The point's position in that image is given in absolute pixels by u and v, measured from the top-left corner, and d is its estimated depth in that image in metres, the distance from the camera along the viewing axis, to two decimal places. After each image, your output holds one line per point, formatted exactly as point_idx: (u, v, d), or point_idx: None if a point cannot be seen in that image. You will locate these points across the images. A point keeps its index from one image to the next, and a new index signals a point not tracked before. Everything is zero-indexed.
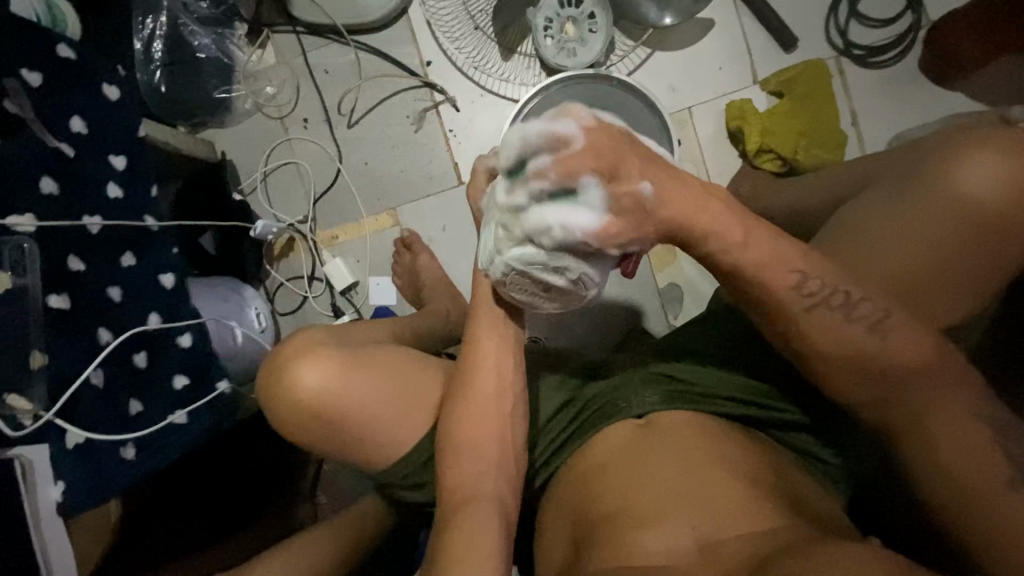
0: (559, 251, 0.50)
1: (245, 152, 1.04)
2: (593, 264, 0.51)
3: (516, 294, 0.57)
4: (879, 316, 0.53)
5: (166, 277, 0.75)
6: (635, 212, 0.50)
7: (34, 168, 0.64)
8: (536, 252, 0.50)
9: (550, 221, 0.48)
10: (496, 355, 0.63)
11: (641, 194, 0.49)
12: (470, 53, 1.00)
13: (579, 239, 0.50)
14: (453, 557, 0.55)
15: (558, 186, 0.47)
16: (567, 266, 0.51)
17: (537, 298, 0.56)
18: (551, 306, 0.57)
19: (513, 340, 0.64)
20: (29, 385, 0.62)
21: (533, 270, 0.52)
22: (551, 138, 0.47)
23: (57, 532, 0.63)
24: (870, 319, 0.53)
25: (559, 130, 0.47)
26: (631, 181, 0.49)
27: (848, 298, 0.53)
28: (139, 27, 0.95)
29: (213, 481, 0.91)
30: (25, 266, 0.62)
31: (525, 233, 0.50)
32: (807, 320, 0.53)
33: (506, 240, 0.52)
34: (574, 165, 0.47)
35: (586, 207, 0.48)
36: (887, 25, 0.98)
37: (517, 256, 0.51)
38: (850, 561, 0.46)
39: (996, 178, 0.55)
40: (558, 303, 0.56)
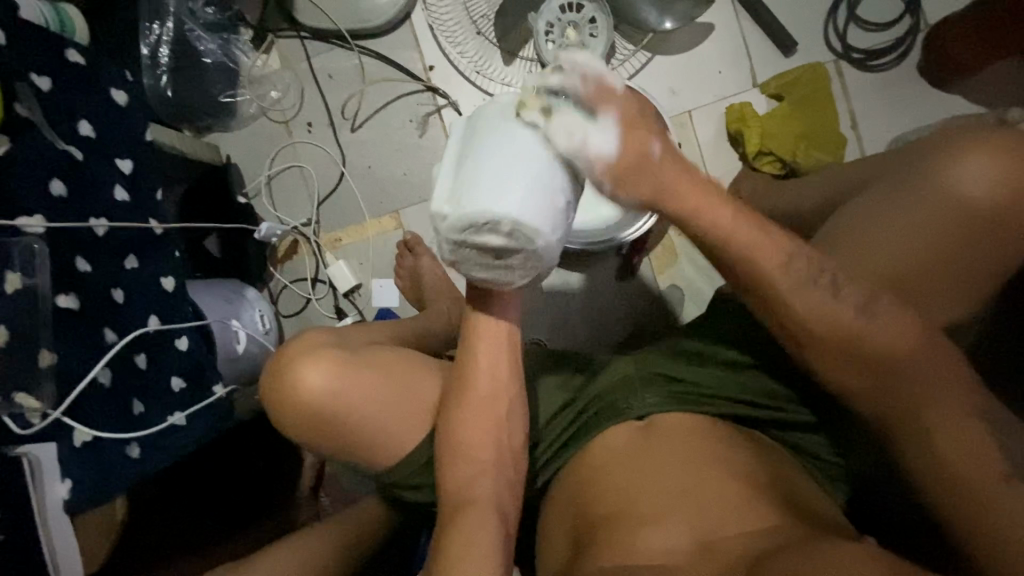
0: (484, 199, 0.49)
1: (250, 157, 1.05)
2: (527, 211, 0.49)
3: (480, 274, 0.54)
4: (866, 299, 0.55)
5: (167, 279, 0.75)
6: (635, 164, 0.53)
7: (43, 171, 0.65)
8: (463, 212, 0.50)
9: (562, 127, 0.51)
10: (492, 354, 0.64)
11: (647, 151, 0.53)
12: (472, 57, 1.01)
13: (506, 182, 0.49)
14: (451, 555, 0.56)
15: (585, 101, 0.52)
16: (497, 218, 0.49)
17: (500, 270, 0.54)
18: (520, 278, 0.55)
19: (508, 343, 0.64)
20: (37, 384, 0.63)
21: (468, 238, 0.51)
22: (585, 72, 0.53)
23: (62, 531, 0.64)
24: (858, 303, 0.55)
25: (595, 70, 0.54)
26: (643, 137, 0.53)
27: (834, 281, 0.56)
28: (146, 33, 0.97)
29: (214, 485, 0.92)
30: (35, 267, 0.63)
31: (456, 191, 0.51)
32: (795, 301, 0.55)
33: (436, 217, 0.52)
34: (602, 95, 0.52)
35: (603, 130, 0.51)
36: (885, 29, 0.99)
37: (450, 228, 0.51)
38: (844, 559, 0.47)
39: (990, 179, 0.56)
40: (521, 268, 0.53)
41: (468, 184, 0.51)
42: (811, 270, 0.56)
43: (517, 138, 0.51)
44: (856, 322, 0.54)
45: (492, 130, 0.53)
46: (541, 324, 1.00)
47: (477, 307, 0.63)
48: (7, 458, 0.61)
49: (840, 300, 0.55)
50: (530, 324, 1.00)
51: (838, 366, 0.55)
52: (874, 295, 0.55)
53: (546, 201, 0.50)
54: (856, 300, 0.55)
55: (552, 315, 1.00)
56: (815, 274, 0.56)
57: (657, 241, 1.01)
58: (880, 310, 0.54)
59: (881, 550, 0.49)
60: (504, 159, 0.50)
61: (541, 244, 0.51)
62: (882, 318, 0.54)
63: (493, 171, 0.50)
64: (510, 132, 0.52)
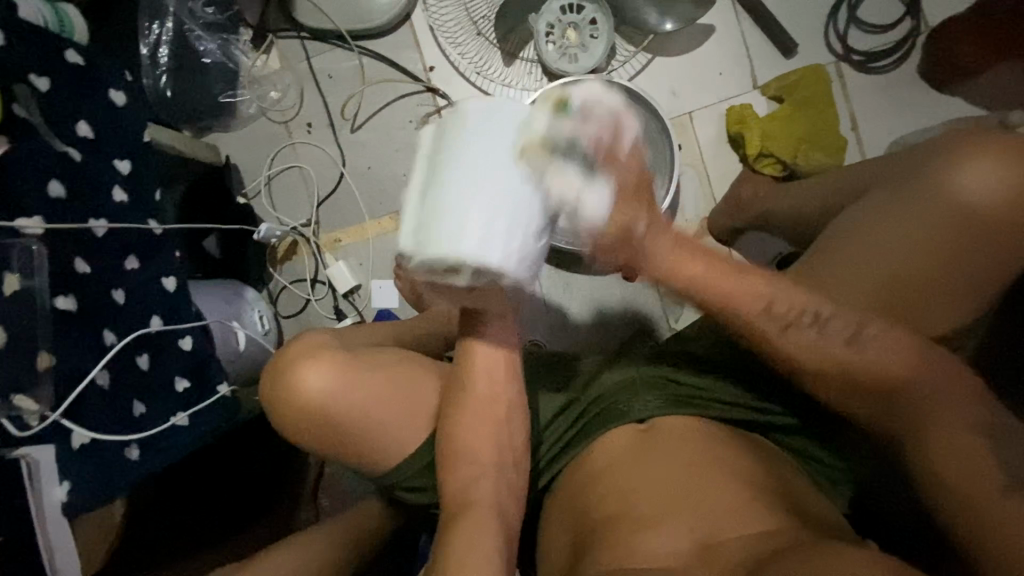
0: (445, 245, 0.50)
1: (250, 157, 1.04)
2: (488, 253, 0.50)
3: (455, 293, 0.57)
4: (852, 330, 0.56)
5: (168, 279, 0.76)
6: (617, 236, 0.56)
7: (38, 171, 0.64)
8: (426, 255, 0.51)
9: (563, 187, 0.52)
10: (487, 362, 0.64)
11: (634, 228, 0.56)
12: (473, 58, 1.01)
13: (468, 221, 0.50)
14: (451, 557, 0.56)
15: (589, 164, 0.53)
16: (461, 262, 0.50)
17: (474, 291, 0.56)
18: (496, 294, 0.58)
19: (503, 348, 0.65)
20: (36, 386, 0.62)
21: (436, 276, 0.53)
22: (606, 124, 0.54)
23: (61, 535, 0.63)
24: (844, 335, 0.56)
25: (614, 122, 0.54)
26: (633, 215, 0.56)
27: (818, 316, 0.57)
28: (146, 32, 0.98)
29: (210, 484, 0.91)
30: (34, 269, 0.63)
31: (419, 233, 0.52)
32: (784, 342, 0.58)
33: (406, 251, 0.53)
34: (612, 167, 0.53)
35: (598, 198, 0.53)
36: (887, 31, 0.99)
37: (419, 265, 0.53)
38: (846, 564, 0.47)
39: (992, 183, 0.56)
40: (495, 290, 0.55)
41: (432, 222, 0.51)
42: (794, 310, 0.58)
43: (479, 186, 0.50)
44: (841, 354, 0.56)
45: (453, 169, 0.51)
46: (541, 326, 1.00)
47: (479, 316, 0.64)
48: (6, 462, 0.60)
49: (828, 322, 0.57)
50: (530, 325, 1.00)
51: (835, 371, 0.57)
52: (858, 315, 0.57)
53: (512, 248, 0.50)
54: (841, 333, 0.57)
55: (552, 317, 1.00)
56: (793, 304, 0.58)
57: None
58: (869, 337, 0.56)
59: (883, 554, 0.49)
60: (466, 208, 0.50)
61: (509, 280, 0.52)
62: (870, 349, 0.56)
63: (456, 210, 0.50)
64: (479, 191, 0.50)
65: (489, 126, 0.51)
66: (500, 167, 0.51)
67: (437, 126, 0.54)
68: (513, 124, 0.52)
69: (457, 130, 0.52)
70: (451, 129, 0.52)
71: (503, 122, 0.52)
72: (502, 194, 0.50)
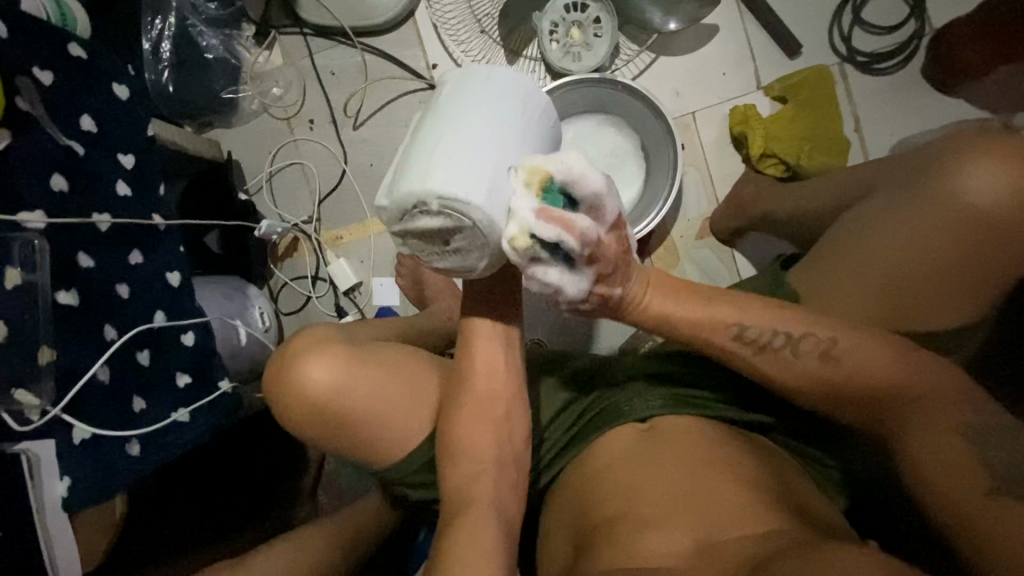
0: (411, 181, 0.49)
1: (253, 153, 1.04)
2: (451, 184, 0.48)
3: (437, 262, 0.54)
4: (825, 345, 0.56)
5: (173, 275, 0.76)
6: (595, 305, 0.56)
7: (45, 166, 0.65)
8: (395, 197, 0.50)
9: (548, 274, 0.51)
10: (486, 352, 0.64)
11: (612, 296, 0.56)
12: (475, 55, 1.01)
13: (436, 156, 0.49)
14: (451, 555, 0.55)
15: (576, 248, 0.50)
16: (425, 196, 0.49)
17: (453, 257, 0.53)
18: (482, 265, 0.53)
19: (503, 337, 0.65)
20: (37, 380, 0.62)
21: (406, 225, 0.51)
22: (590, 204, 0.50)
23: (61, 529, 0.64)
24: (818, 351, 0.56)
25: (602, 199, 0.50)
26: (612, 285, 0.55)
27: (790, 337, 0.56)
28: (149, 27, 0.96)
29: (220, 476, 0.91)
30: (35, 263, 0.62)
31: (393, 182, 0.51)
32: (759, 363, 0.57)
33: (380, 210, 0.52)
34: (599, 251, 0.51)
35: (578, 281, 0.52)
36: (892, 32, 0.99)
37: (391, 215, 0.51)
38: (849, 564, 0.47)
39: (999, 185, 0.56)
40: (474, 252, 0.52)
41: (403, 170, 0.51)
42: (768, 332, 0.57)
43: (453, 126, 0.51)
44: (818, 370, 0.56)
45: (431, 121, 0.53)
46: (542, 324, 1.00)
47: (475, 305, 0.65)
48: (7, 457, 0.61)
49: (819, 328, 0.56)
50: (530, 325, 1.00)
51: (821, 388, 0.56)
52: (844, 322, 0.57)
53: (484, 182, 0.49)
54: (814, 350, 0.56)
55: (552, 315, 1.00)
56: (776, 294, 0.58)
57: (657, 242, 1.00)
58: (846, 339, 0.56)
59: (886, 555, 0.49)
60: (438, 145, 0.50)
61: (478, 218, 0.49)
62: (844, 363, 0.55)
63: (427, 150, 0.50)
64: (451, 133, 0.50)
65: (468, 85, 0.53)
66: (476, 111, 0.52)
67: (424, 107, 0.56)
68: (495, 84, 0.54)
69: (441, 93, 0.55)
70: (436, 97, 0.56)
71: (484, 81, 0.54)
72: (476, 134, 0.50)
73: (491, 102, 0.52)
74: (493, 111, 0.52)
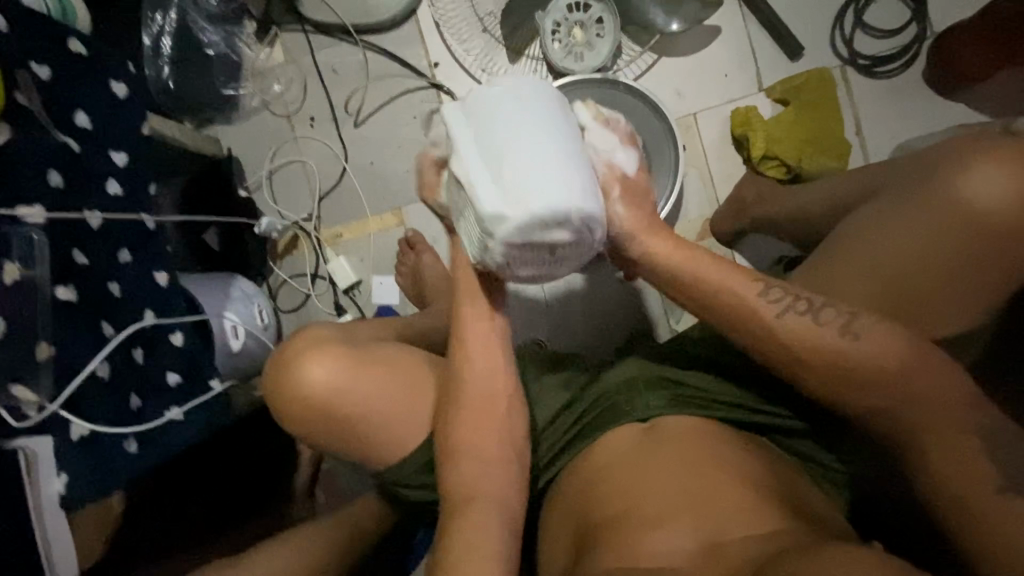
0: (546, 199, 0.52)
1: (252, 150, 1.04)
2: (584, 202, 0.54)
3: (522, 268, 0.58)
4: (845, 318, 0.56)
5: (161, 275, 0.75)
6: (635, 197, 0.64)
7: (43, 161, 0.64)
8: (528, 212, 0.52)
9: (602, 142, 0.62)
10: (480, 338, 0.65)
11: (651, 196, 0.65)
12: (477, 54, 1.01)
13: (557, 175, 0.54)
14: (452, 553, 0.55)
15: (619, 134, 0.64)
16: (567, 214, 0.53)
17: (545, 263, 0.58)
18: (562, 267, 0.60)
19: (500, 332, 0.66)
20: (35, 376, 0.61)
21: (532, 237, 0.53)
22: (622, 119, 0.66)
23: (59, 526, 0.63)
24: (838, 324, 0.56)
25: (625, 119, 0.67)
26: (648, 187, 0.65)
27: (811, 305, 0.57)
28: (149, 22, 0.96)
29: (218, 472, 0.90)
30: (34, 258, 0.62)
31: (512, 196, 0.53)
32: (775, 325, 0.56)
33: (492, 222, 0.53)
34: (632, 139, 0.65)
35: (626, 158, 0.64)
36: (893, 36, 0.99)
37: (516, 228, 0.53)
38: (855, 565, 0.47)
39: (1003, 189, 0.55)
40: (566, 258, 0.58)
41: (523, 188, 0.53)
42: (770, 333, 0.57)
43: (548, 146, 0.55)
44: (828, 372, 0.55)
45: (515, 131, 0.55)
46: (542, 324, 1.00)
47: (465, 304, 0.65)
48: (5, 454, 0.59)
49: (824, 321, 0.56)
50: (530, 325, 1.00)
51: (831, 376, 0.55)
52: (852, 316, 0.56)
53: (596, 198, 0.56)
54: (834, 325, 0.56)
55: (552, 315, 1.00)
56: (790, 303, 0.57)
57: None
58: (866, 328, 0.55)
59: (888, 556, 0.49)
60: (552, 164, 0.54)
61: (595, 230, 0.56)
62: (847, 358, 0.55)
63: (543, 169, 0.53)
64: (551, 152, 0.55)
65: (531, 102, 0.57)
66: (557, 130, 0.56)
67: (472, 117, 0.57)
68: (546, 100, 0.58)
69: (504, 102, 0.56)
70: (490, 105, 0.57)
71: (541, 98, 0.58)
72: (569, 153, 0.56)
73: (558, 117, 0.58)
74: (564, 128, 0.57)
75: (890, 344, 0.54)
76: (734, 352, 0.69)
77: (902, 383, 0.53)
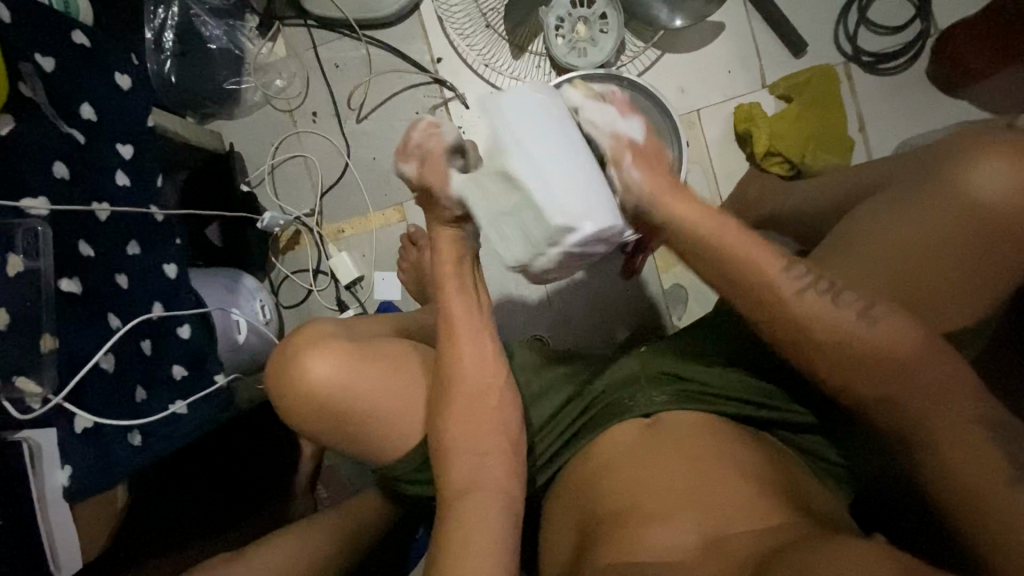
0: (608, 212, 0.55)
1: (254, 145, 1.04)
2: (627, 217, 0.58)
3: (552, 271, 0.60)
4: (863, 307, 0.56)
5: (169, 267, 0.76)
6: (648, 159, 0.62)
7: (48, 153, 0.64)
8: (598, 223, 0.54)
9: (603, 117, 0.62)
10: (473, 334, 0.65)
11: (665, 153, 0.63)
12: (480, 50, 1.01)
13: (605, 188, 0.57)
14: (453, 546, 0.56)
15: (618, 105, 0.63)
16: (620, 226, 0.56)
17: (570, 267, 0.61)
18: (574, 270, 0.64)
19: (488, 329, 0.66)
20: (39, 369, 0.61)
21: (587, 246, 0.56)
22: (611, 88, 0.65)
23: (61, 517, 0.63)
24: (857, 309, 0.56)
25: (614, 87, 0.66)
26: (660, 147, 0.63)
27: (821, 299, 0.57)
28: (151, 16, 0.95)
29: (214, 470, 0.90)
30: (39, 250, 0.61)
31: (579, 206, 0.54)
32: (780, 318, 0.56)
33: (562, 229, 0.54)
34: (631, 105, 0.63)
35: (635, 124, 0.62)
36: (897, 33, 0.99)
37: (585, 236, 0.54)
38: (859, 558, 0.47)
39: (1009, 182, 0.55)
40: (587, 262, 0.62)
41: (587, 199, 0.54)
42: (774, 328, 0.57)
43: (587, 158, 0.57)
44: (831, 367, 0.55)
45: (558, 144, 0.57)
46: (544, 320, 1.00)
47: (454, 298, 0.65)
48: (8, 444, 0.59)
49: (842, 302, 0.56)
50: (532, 321, 1.00)
51: (831, 364, 0.56)
52: (873, 302, 0.56)
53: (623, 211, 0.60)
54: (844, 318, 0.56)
55: (554, 311, 1.00)
56: (813, 280, 0.57)
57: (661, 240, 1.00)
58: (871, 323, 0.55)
59: (892, 549, 0.49)
60: (597, 176, 0.57)
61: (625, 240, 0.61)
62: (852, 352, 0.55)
63: (595, 182, 0.56)
64: (592, 163, 0.57)
65: (556, 113, 0.59)
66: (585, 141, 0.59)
67: (511, 121, 0.57)
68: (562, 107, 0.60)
69: (536, 113, 0.58)
70: (523, 112, 0.58)
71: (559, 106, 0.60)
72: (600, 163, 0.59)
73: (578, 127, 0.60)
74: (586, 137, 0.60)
75: (893, 339, 0.54)
76: (738, 348, 0.69)
77: (905, 378, 0.53)
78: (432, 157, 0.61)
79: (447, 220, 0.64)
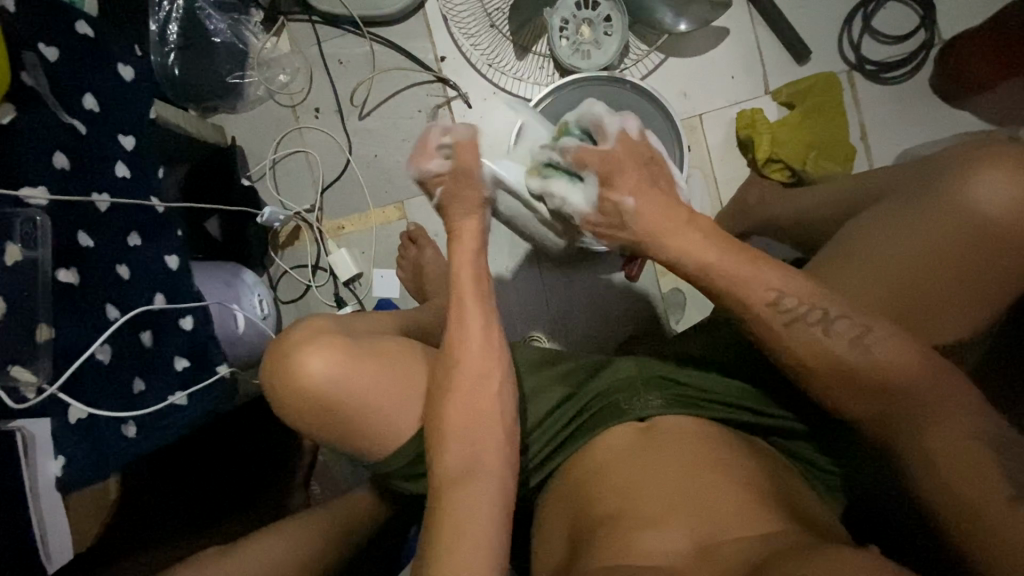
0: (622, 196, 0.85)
1: (256, 139, 1.04)
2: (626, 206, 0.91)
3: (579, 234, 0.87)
4: (858, 331, 0.55)
5: (171, 259, 0.76)
6: (609, 215, 0.67)
7: (48, 144, 0.64)
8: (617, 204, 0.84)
9: (557, 191, 0.73)
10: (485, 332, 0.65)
11: (625, 203, 0.66)
12: (484, 49, 1.01)
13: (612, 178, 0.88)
14: (446, 545, 0.55)
15: (573, 167, 0.71)
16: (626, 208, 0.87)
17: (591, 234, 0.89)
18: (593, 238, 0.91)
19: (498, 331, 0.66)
20: (35, 359, 0.61)
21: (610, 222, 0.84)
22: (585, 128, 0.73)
23: (52, 508, 0.63)
24: (848, 336, 0.56)
25: (596, 121, 0.72)
26: (619, 195, 0.67)
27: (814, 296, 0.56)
28: (156, 9, 0.95)
29: (205, 466, 0.91)
30: (37, 240, 0.62)
31: None
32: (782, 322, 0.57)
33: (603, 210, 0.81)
34: (586, 156, 0.69)
35: (578, 194, 0.72)
36: (900, 42, 0.99)
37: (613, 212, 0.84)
38: (848, 564, 0.47)
39: (1009, 196, 0.55)
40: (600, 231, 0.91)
41: None
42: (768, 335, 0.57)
43: None
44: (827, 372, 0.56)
45: None
46: (542, 321, 1.00)
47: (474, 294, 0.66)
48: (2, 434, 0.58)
49: (834, 332, 0.56)
50: (529, 321, 1.00)
51: (825, 365, 0.56)
52: (866, 328, 0.56)
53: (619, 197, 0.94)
54: (846, 335, 0.56)
55: (552, 313, 1.00)
56: (804, 311, 0.57)
57: None
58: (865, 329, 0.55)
59: (881, 557, 0.49)
60: None
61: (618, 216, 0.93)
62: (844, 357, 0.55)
63: None
64: None
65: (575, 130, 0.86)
66: None
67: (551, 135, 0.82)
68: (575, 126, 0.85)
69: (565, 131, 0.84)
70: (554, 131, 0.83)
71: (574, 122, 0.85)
72: None
73: None
74: None
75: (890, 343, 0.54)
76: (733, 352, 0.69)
77: (894, 385, 0.53)
78: (459, 147, 0.71)
79: (475, 206, 0.70)
